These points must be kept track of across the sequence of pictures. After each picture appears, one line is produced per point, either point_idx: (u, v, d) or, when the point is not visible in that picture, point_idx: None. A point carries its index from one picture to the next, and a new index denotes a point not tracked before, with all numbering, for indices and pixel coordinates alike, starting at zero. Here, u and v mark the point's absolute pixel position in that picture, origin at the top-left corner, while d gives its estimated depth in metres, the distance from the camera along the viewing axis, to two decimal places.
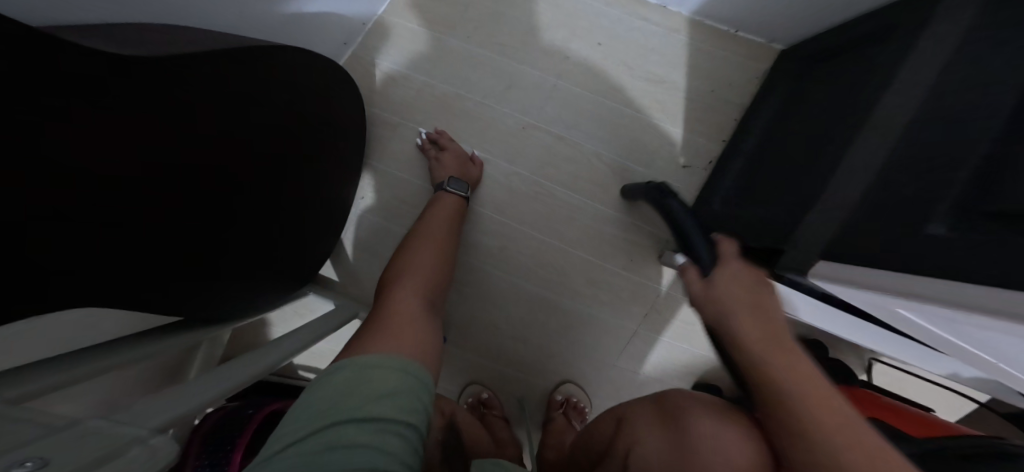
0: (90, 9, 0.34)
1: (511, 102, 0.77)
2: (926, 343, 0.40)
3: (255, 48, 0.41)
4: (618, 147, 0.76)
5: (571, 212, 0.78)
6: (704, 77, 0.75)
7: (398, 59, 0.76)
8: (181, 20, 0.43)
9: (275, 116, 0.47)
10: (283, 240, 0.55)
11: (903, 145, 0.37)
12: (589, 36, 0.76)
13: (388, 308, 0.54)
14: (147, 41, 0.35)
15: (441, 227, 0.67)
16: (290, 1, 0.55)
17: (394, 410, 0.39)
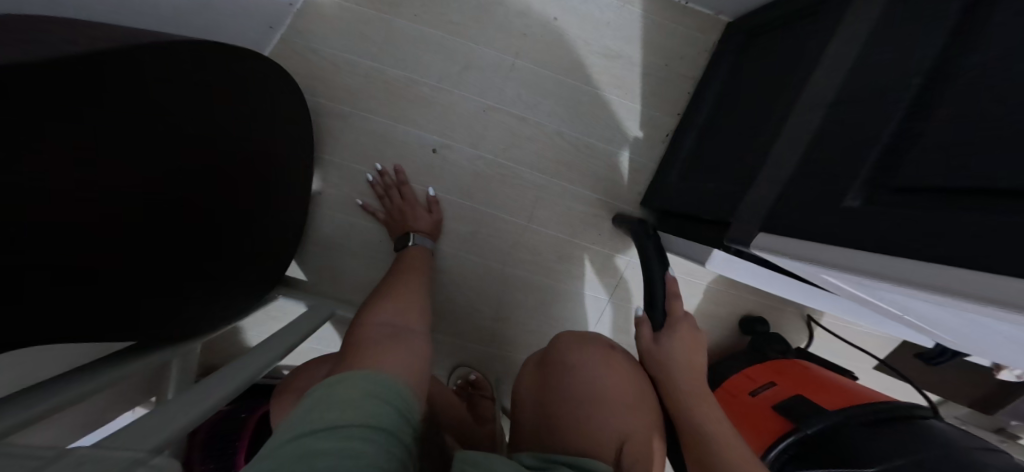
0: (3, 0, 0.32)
1: (468, 83, 0.73)
2: (869, 302, 0.43)
3: (185, 44, 0.39)
4: (578, 124, 0.74)
5: (537, 193, 0.75)
6: (659, 50, 0.73)
7: (342, 44, 0.72)
8: (89, 11, 0.40)
9: (214, 118, 0.45)
10: (240, 247, 0.54)
11: (830, 123, 0.38)
12: (544, 11, 0.72)
13: (358, 335, 0.49)
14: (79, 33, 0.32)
15: (415, 278, 0.62)
16: None
17: (374, 417, 0.33)
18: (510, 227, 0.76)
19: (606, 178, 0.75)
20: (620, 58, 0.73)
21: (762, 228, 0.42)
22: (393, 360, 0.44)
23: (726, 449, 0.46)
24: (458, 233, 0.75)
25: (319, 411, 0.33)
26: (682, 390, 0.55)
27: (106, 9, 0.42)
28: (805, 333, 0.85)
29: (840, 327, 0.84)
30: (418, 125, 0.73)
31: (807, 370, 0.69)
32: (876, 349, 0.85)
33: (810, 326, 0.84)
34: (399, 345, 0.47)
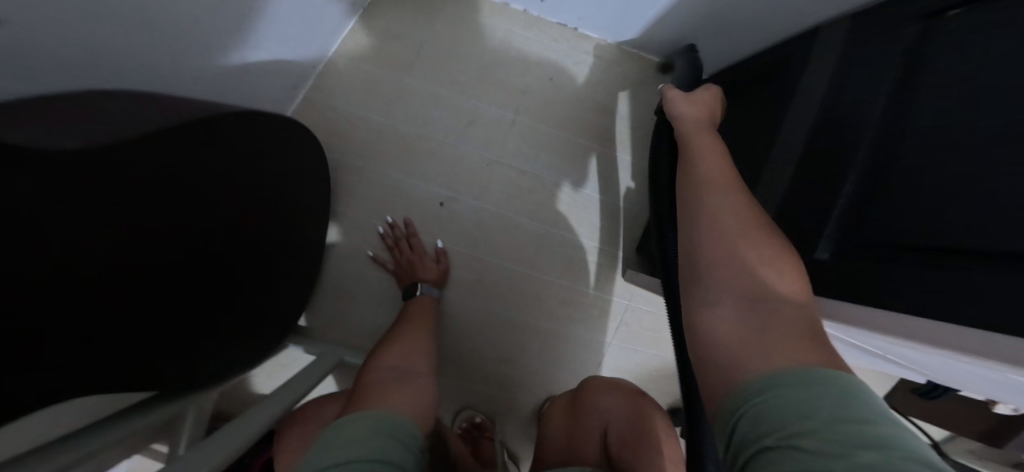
0: (71, 79, 0.37)
1: (470, 139, 0.79)
2: (863, 346, 0.44)
3: (219, 117, 0.44)
4: (573, 176, 0.79)
5: (537, 241, 0.79)
6: (645, 104, 0.80)
7: (355, 103, 0.79)
8: (145, 84, 0.45)
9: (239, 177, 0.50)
10: (256, 295, 0.57)
11: (803, 171, 0.42)
12: (539, 72, 0.79)
13: (366, 377, 0.51)
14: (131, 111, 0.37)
15: (422, 329, 0.64)
16: (233, 52, 0.55)
17: (384, 453, 0.34)
18: (512, 272, 0.79)
19: (602, 223, 0.79)
20: (609, 112, 0.80)
21: None
22: (398, 399, 0.45)
23: (722, 194, 0.40)
24: (462, 280, 0.78)
25: (345, 439, 0.35)
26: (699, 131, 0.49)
27: (156, 83, 0.47)
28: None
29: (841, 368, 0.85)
30: (425, 179, 0.78)
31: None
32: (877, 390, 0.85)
33: None
34: (409, 387, 0.49)
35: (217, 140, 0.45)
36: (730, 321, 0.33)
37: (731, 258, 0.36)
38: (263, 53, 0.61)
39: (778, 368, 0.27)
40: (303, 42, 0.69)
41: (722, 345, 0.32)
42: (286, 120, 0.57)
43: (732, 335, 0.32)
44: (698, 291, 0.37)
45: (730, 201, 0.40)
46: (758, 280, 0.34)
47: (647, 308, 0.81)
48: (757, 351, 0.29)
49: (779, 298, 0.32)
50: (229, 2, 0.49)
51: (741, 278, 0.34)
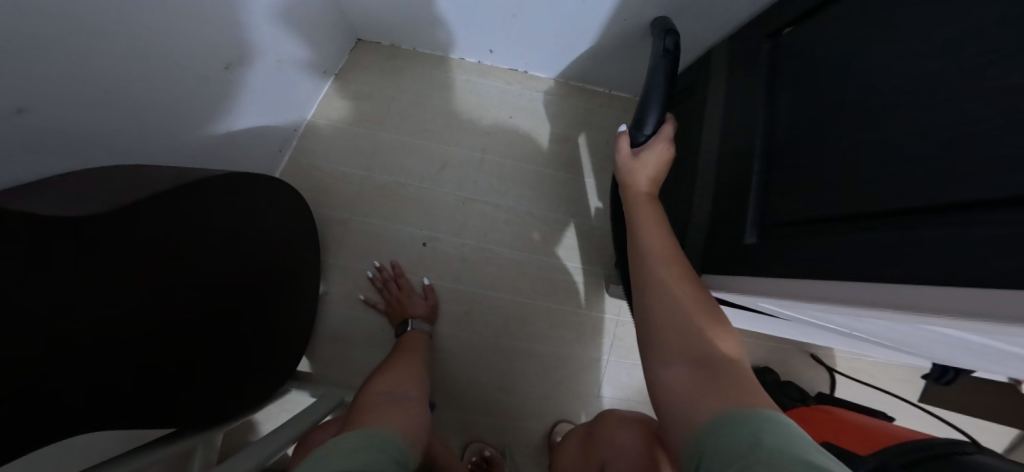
0: (70, 152, 0.42)
1: (445, 181, 0.85)
2: (820, 324, 0.48)
3: (216, 182, 0.50)
4: (546, 204, 0.85)
5: (519, 267, 0.83)
6: (600, 130, 0.88)
7: (337, 160, 0.85)
8: (140, 156, 0.51)
9: (234, 233, 0.55)
10: (256, 343, 0.61)
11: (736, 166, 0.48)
12: (501, 112, 0.87)
13: (360, 402, 0.53)
14: (134, 180, 0.44)
15: (415, 359, 0.66)
16: (219, 123, 0.61)
17: (373, 463, 0.36)
18: (500, 300, 0.82)
19: (579, 243, 0.85)
20: (568, 141, 0.87)
21: (714, 262, 0.50)
22: (388, 420, 0.47)
23: (664, 258, 0.45)
24: (452, 313, 0.81)
25: (340, 448, 0.37)
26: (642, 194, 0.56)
27: (151, 157, 0.53)
28: (829, 377, 0.90)
29: (860, 370, 0.90)
30: (409, 224, 0.83)
31: (829, 413, 0.71)
32: (900, 388, 0.89)
33: (831, 373, 0.90)
34: (403, 411, 0.51)
35: (204, 208, 0.50)
36: (679, 377, 0.35)
37: (678, 320, 0.39)
38: (249, 119, 0.68)
39: (711, 418, 0.29)
40: (284, 107, 0.76)
41: (673, 398, 0.34)
42: (250, 175, 0.57)
43: (682, 394, 0.33)
44: (650, 344, 0.39)
45: (672, 265, 0.44)
46: (702, 341, 0.36)
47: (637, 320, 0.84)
48: (698, 402, 0.31)
49: (725, 359, 0.35)
50: (211, 78, 0.55)
51: (688, 338, 0.37)
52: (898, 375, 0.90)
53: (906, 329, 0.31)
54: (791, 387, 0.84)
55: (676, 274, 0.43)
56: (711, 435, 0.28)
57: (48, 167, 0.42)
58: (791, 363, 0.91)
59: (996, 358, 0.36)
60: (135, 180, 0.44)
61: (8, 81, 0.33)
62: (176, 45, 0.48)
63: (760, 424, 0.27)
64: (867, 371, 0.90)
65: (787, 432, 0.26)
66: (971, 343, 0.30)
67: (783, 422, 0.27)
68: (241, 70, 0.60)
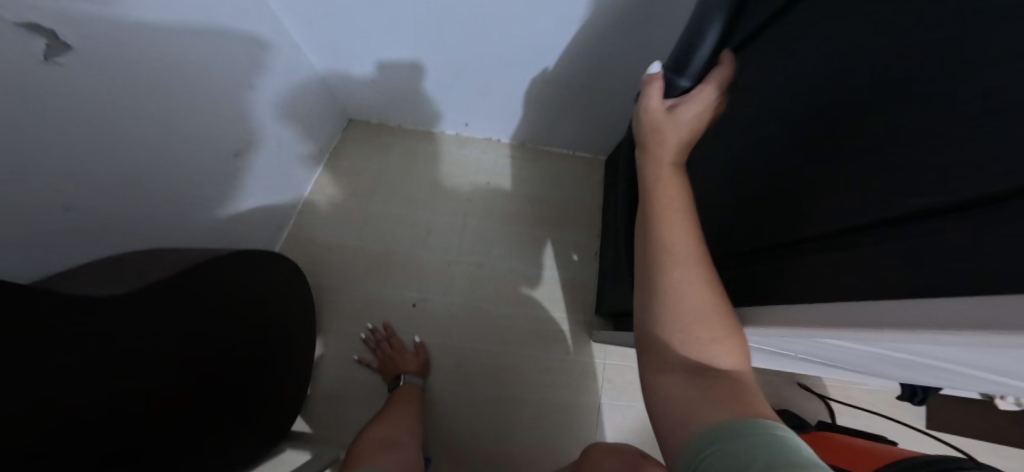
0: (101, 242, 0.50)
1: (432, 244, 0.93)
2: (768, 349, 0.54)
3: (224, 260, 0.58)
4: (525, 258, 0.93)
5: (505, 319, 0.89)
6: (568, 189, 0.98)
7: (331, 232, 0.93)
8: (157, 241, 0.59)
9: (238, 303, 0.61)
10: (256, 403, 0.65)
11: None
12: (478, 178, 0.98)
13: (354, 450, 0.56)
14: (160, 265, 0.51)
15: (407, 411, 0.70)
16: (227, 204, 0.69)
17: None
18: (489, 351, 0.86)
19: (560, 291, 0.91)
20: (540, 201, 0.97)
21: None
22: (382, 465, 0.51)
23: (681, 248, 0.37)
24: (444, 366, 0.85)
25: None
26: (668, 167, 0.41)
27: (168, 238, 0.60)
28: (821, 405, 0.93)
29: (856, 397, 0.94)
30: (398, 286, 0.90)
31: (831, 439, 0.74)
32: (899, 414, 0.93)
33: (824, 401, 0.93)
34: (395, 457, 0.55)
35: (216, 282, 0.57)
36: (675, 386, 0.36)
37: (682, 330, 0.36)
38: (254, 200, 0.76)
39: (706, 429, 0.31)
40: (285, 186, 0.85)
41: (666, 403, 0.36)
42: (246, 251, 0.63)
43: (676, 403, 0.35)
44: (648, 349, 0.39)
45: (696, 269, 0.36)
46: (702, 354, 0.36)
47: (622, 362, 0.88)
48: (690, 411, 0.33)
49: (725, 373, 0.34)
50: (223, 169, 0.64)
51: (690, 347, 0.36)
52: (880, 397, 0.94)
53: (808, 342, 0.37)
54: (791, 415, 0.87)
55: (697, 282, 0.36)
56: (708, 445, 0.30)
57: (80, 254, 0.48)
58: (777, 392, 0.95)
59: (906, 366, 0.43)
60: (159, 264, 0.51)
61: (60, 186, 0.41)
62: (195, 143, 0.57)
63: (757, 433, 0.28)
64: (861, 398, 0.94)
65: (785, 444, 0.27)
66: (863, 350, 0.37)
67: (783, 433, 0.29)
68: (247, 155, 0.69)
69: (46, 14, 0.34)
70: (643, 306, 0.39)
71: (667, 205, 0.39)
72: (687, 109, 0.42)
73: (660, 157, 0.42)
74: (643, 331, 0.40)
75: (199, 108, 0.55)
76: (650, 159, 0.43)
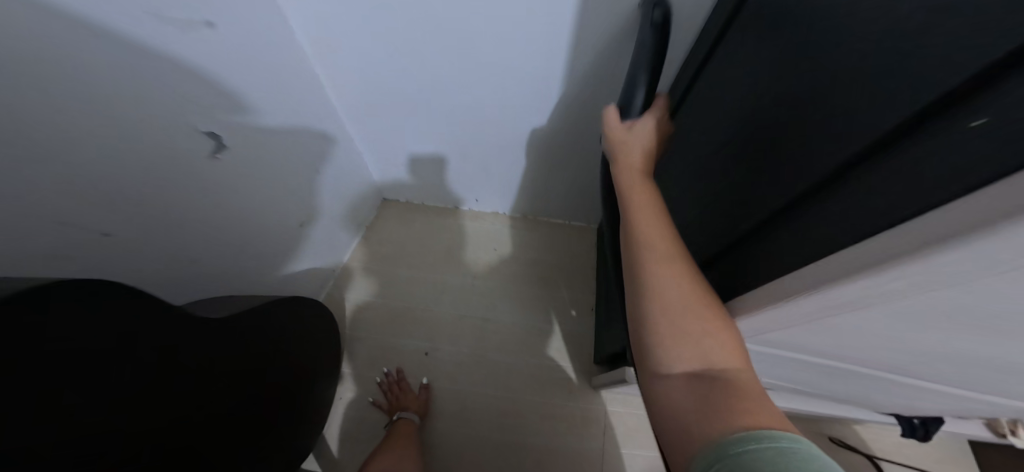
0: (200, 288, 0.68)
1: (446, 301, 1.06)
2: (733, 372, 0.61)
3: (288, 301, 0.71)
4: (529, 313, 1.03)
5: (510, 368, 0.96)
6: (568, 253, 1.13)
7: (361, 290, 1.07)
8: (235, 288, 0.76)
9: (288, 338, 0.73)
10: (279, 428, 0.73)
11: None
12: (489, 245, 1.14)
13: None
14: (237, 299, 0.65)
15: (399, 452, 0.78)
16: (287, 267, 0.87)
17: None
18: (494, 397, 0.92)
19: (561, 344, 0.99)
20: (543, 263, 1.11)
21: None
22: None
23: (661, 244, 0.40)
24: (451, 411, 0.91)
25: None
26: (638, 175, 0.46)
27: (239, 287, 0.76)
28: (845, 462, 0.89)
29: (891, 452, 0.92)
30: (414, 338, 1.00)
31: None
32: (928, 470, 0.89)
33: (847, 456, 0.90)
34: None
35: (282, 320, 0.70)
36: (684, 386, 0.35)
37: (677, 326, 0.36)
38: (307, 262, 0.94)
39: (730, 433, 0.30)
40: (331, 252, 1.03)
41: (678, 407, 0.35)
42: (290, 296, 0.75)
43: (688, 406, 0.34)
44: (646, 351, 0.39)
45: (675, 262, 0.39)
46: (702, 349, 0.36)
47: (623, 409, 0.91)
48: (708, 413, 0.32)
49: (725, 368, 0.35)
50: (288, 234, 0.83)
51: (688, 344, 0.36)
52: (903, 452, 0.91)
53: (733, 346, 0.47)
54: None
55: (680, 276, 0.38)
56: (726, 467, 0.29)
57: (182, 294, 0.64)
58: None
59: (838, 373, 0.50)
60: (238, 298, 0.65)
61: (189, 242, 0.61)
62: (272, 212, 0.76)
63: (756, 447, 0.28)
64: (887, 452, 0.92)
65: (786, 455, 0.27)
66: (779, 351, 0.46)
67: (778, 439, 0.28)
68: (308, 227, 0.89)
69: (223, 127, 0.58)
70: (634, 308, 0.40)
71: (641, 207, 0.43)
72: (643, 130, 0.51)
73: (629, 168, 0.48)
74: (637, 335, 0.40)
75: (284, 182, 0.76)
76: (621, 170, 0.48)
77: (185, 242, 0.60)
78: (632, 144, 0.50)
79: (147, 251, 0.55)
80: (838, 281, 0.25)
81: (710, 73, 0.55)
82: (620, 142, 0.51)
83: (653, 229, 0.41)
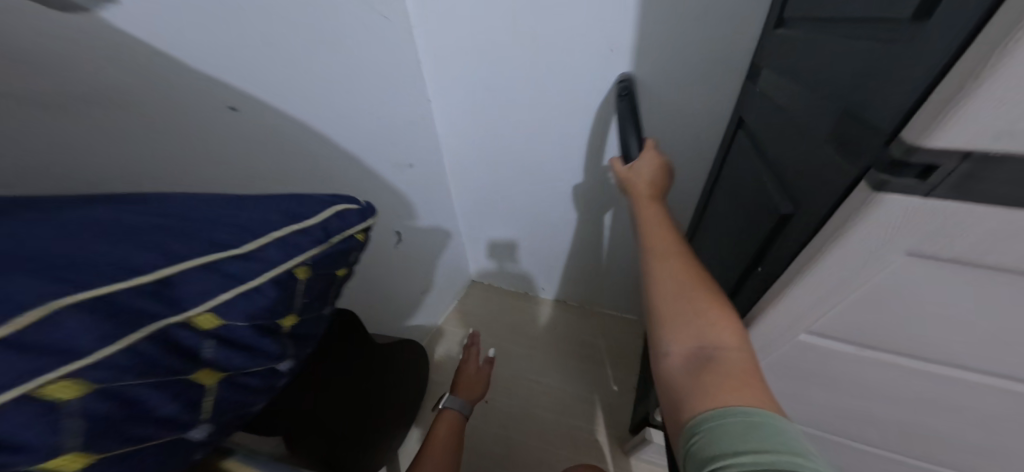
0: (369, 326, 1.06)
1: (510, 363, 1.31)
2: None
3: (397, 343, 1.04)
4: (576, 384, 1.24)
5: (556, 427, 1.15)
6: (615, 338, 1.35)
7: (446, 345, 1.39)
8: (385, 329, 1.13)
9: (394, 367, 1.02)
10: (373, 434, 0.97)
11: None
12: (549, 324, 1.42)
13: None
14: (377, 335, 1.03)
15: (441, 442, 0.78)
16: (410, 319, 1.24)
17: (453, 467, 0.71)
18: (539, 450, 1.11)
19: (599, 410, 1.18)
20: (592, 344, 1.34)
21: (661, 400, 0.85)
22: None
23: (663, 254, 0.53)
24: (504, 454, 1.11)
25: None
26: (646, 198, 0.69)
27: (383, 329, 1.12)
28: None
29: None
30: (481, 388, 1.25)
31: None
32: None
33: None
34: None
35: (393, 350, 1.01)
36: (680, 369, 0.42)
37: (672, 313, 0.46)
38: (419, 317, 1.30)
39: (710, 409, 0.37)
40: (435, 314, 1.40)
41: (676, 389, 0.41)
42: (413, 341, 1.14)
43: (681, 385, 0.41)
44: (653, 343, 0.47)
45: (671, 265, 0.51)
46: (699, 337, 0.43)
47: None
48: (695, 391, 0.39)
49: (718, 354, 0.41)
50: (416, 294, 1.21)
51: (684, 331, 0.44)
52: None
53: None
54: None
55: (674, 275, 0.49)
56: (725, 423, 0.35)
57: None
58: None
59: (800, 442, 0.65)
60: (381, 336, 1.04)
61: (371, 292, 1.01)
62: (412, 279, 1.16)
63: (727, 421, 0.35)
64: None
65: (774, 428, 0.33)
66: None
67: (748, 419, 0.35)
68: (424, 295, 1.27)
69: (406, 227, 1.04)
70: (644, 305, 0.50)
71: (651, 233, 0.58)
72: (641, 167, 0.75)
73: (639, 194, 0.71)
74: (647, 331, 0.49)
75: (424, 261, 1.19)
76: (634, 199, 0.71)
77: (371, 292, 1.00)
78: (640, 180, 0.73)
79: (354, 293, 0.95)
80: (763, 321, 0.45)
81: (716, 206, 0.85)
82: (633, 182, 0.74)
83: (659, 244, 0.55)
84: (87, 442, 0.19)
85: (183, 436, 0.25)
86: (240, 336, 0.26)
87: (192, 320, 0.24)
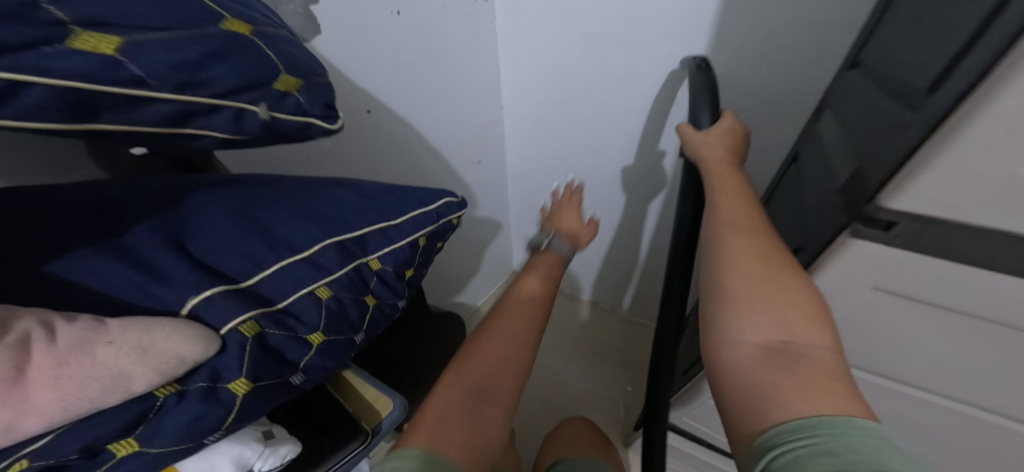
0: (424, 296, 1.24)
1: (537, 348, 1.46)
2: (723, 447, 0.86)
3: None
4: (594, 378, 1.36)
5: (569, 412, 1.29)
6: (639, 343, 1.44)
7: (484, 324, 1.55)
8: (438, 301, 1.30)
9: None
10: None
11: None
12: (580, 320, 1.52)
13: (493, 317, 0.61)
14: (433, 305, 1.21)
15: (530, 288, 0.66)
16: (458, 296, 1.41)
17: None
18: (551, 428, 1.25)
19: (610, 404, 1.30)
20: (616, 345, 1.44)
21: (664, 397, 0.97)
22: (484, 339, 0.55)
23: (739, 229, 0.49)
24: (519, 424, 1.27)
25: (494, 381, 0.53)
26: (724, 168, 0.60)
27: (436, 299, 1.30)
28: None
29: None
30: None
31: None
32: None
33: None
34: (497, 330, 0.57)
35: None
36: (755, 359, 0.39)
37: (742, 295, 0.43)
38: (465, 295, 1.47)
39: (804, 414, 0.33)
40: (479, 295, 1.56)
41: (749, 381, 0.39)
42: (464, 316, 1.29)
43: (756, 377, 0.38)
44: (715, 322, 0.44)
45: (744, 240, 0.47)
46: (778, 327, 0.40)
47: None
48: (780, 388, 0.36)
49: (802, 346, 0.38)
50: (466, 274, 1.37)
51: (757, 317, 0.41)
52: None
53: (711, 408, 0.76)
54: None
55: (748, 251, 0.45)
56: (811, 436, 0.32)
57: None
58: None
59: None
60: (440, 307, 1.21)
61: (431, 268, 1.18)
62: (465, 260, 1.32)
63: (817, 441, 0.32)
64: None
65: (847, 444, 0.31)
66: None
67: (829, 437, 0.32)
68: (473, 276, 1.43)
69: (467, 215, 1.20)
70: (710, 281, 0.47)
71: (726, 201, 0.54)
72: (717, 133, 0.65)
73: (714, 164, 0.62)
74: (706, 308, 0.46)
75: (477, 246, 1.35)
76: (707, 171, 0.62)
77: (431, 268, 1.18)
78: (715, 145, 0.64)
79: None
80: None
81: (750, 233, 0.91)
82: (706, 147, 0.64)
83: (734, 216, 0.51)
84: (324, 328, 0.36)
85: (352, 339, 0.40)
86: (388, 276, 0.42)
87: (365, 263, 0.40)
